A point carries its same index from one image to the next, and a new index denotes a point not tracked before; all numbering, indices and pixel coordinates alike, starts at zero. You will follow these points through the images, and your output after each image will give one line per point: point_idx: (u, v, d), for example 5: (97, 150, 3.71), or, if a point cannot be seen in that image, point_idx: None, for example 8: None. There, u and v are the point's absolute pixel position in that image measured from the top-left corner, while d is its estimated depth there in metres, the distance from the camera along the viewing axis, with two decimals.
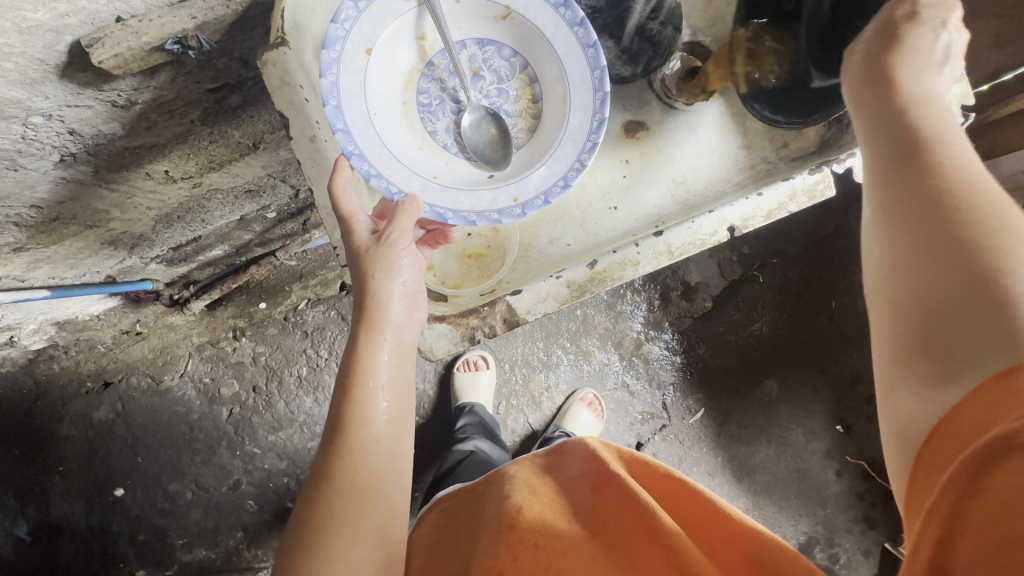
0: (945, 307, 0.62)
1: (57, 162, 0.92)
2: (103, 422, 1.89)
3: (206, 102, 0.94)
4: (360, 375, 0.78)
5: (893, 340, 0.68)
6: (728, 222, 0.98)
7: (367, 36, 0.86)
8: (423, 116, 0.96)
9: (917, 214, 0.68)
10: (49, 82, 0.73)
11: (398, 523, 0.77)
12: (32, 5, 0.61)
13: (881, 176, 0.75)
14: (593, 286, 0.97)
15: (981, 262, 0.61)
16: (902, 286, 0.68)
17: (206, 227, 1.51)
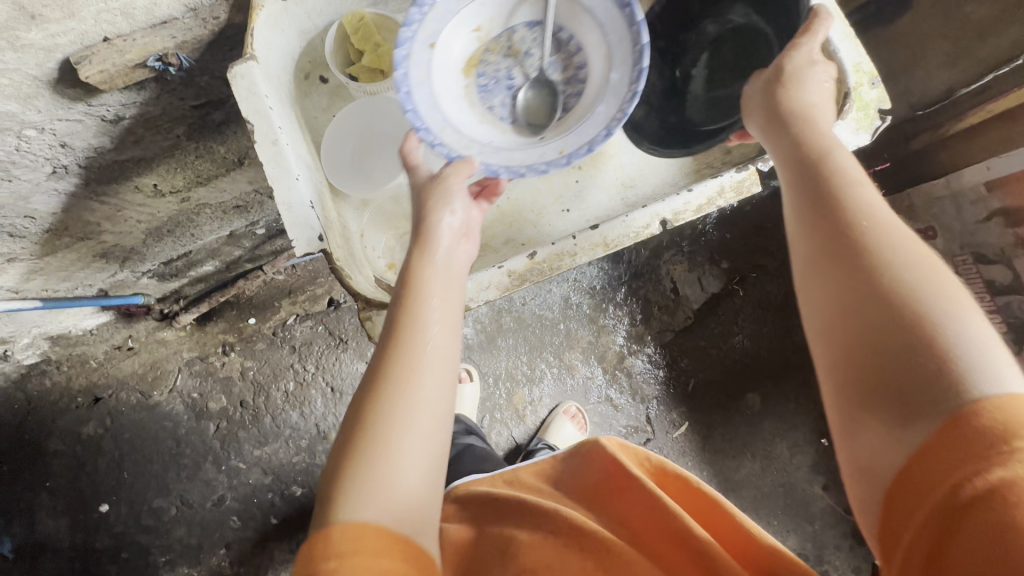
0: (880, 351, 0.60)
1: (50, 174, 0.98)
2: (91, 437, 1.91)
3: (191, 118, 1.01)
4: (420, 286, 0.82)
5: (839, 385, 0.64)
6: (661, 216, 1.00)
7: (431, 31, 0.91)
8: (482, 95, 0.98)
9: (846, 255, 0.66)
10: (41, 97, 0.80)
11: (439, 444, 0.76)
12: (26, 26, 0.68)
13: (802, 215, 0.73)
14: (534, 276, 1.00)
15: (897, 289, 0.61)
16: (839, 327, 0.65)
17: (198, 241, 1.57)
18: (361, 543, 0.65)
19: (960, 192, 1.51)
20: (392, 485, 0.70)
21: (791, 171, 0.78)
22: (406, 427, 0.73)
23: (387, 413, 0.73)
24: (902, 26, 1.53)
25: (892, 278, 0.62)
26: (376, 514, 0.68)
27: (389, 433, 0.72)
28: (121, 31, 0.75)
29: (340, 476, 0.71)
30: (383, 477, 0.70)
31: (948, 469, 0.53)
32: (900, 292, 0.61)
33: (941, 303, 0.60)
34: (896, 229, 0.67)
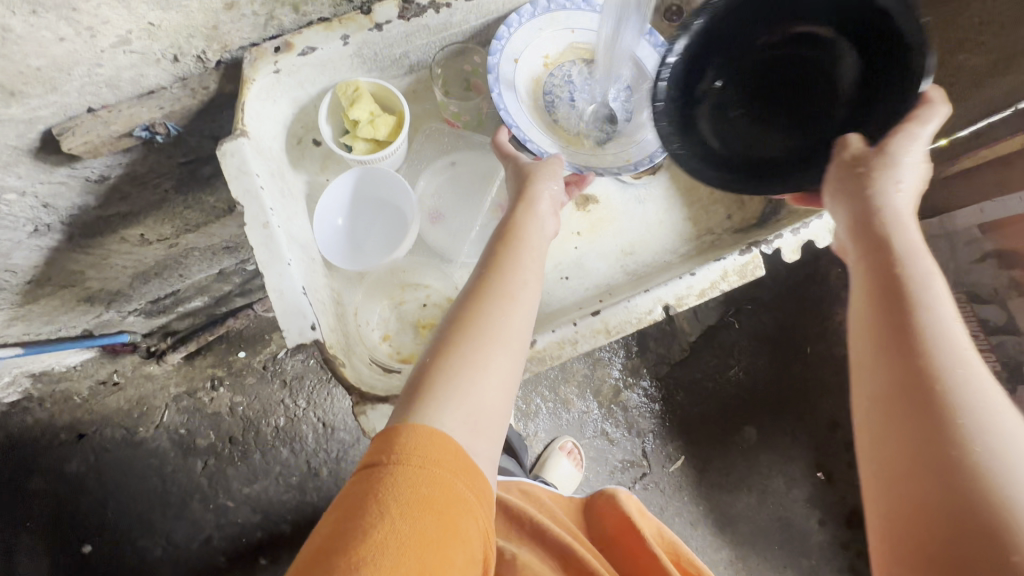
0: (954, 527, 0.53)
1: (31, 232, 0.95)
2: (74, 475, 1.85)
3: (180, 173, 0.98)
4: (516, 239, 0.79)
5: (892, 544, 0.57)
6: (664, 301, 0.90)
7: (516, 48, 0.92)
8: (550, 110, 0.96)
9: (931, 419, 0.57)
10: (22, 164, 0.77)
11: (506, 398, 0.71)
12: (5, 102, 0.65)
13: (884, 356, 0.63)
14: (534, 365, 0.88)
15: (976, 467, 0.54)
16: (908, 495, 0.57)
17: (186, 281, 1.53)
18: (437, 443, 0.62)
19: (955, 233, 1.53)
20: (464, 410, 0.66)
21: (869, 295, 0.68)
22: (487, 366, 0.69)
23: (470, 339, 0.70)
24: None
25: (982, 462, 0.54)
26: (452, 414, 0.65)
27: (472, 358, 0.69)
28: (105, 102, 0.73)
29: (415, 395, 0.66)
30: (458, 402, 0.66)
31: None
32: (991, 479, 0.53)
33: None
34: (998, 405, 0.58)
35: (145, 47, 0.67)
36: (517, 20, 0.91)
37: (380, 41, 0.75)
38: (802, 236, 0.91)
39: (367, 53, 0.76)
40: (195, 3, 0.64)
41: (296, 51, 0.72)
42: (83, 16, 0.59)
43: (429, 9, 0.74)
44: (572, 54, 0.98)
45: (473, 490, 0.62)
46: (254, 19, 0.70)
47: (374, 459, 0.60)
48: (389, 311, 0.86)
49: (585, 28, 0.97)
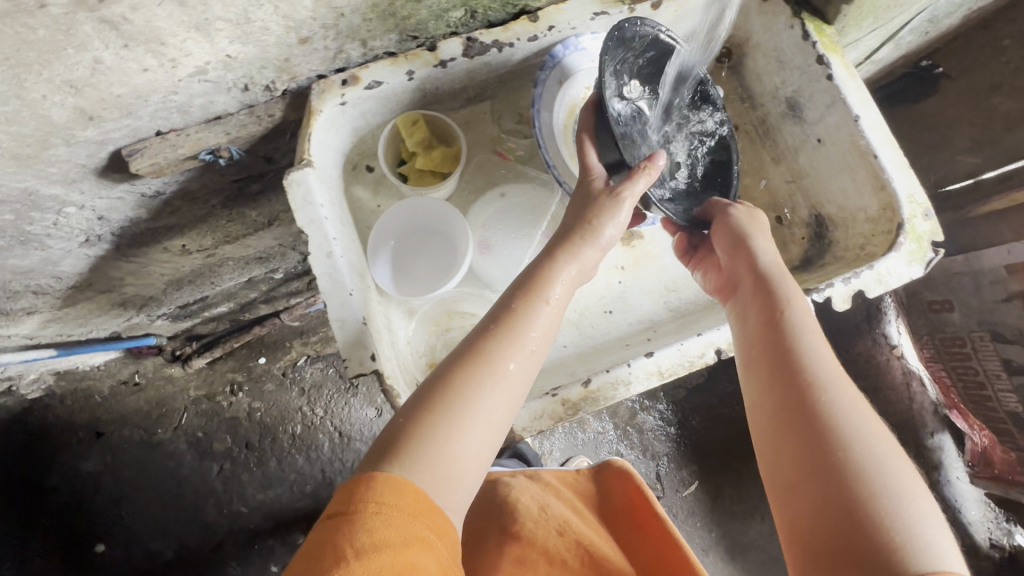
0: (838, 523, 0.58)
1: (82, 242, 0.97)
2: (90, 474, 1.85)
3: (229, 190, 1.00)
4: (539, 281, 0.73)
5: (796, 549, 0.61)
6: (717, 345, 0.85)
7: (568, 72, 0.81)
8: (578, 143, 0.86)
9: (810, 431, 0.64)
10: (86, 181, 0.79)
11: (489, 450, 0.66)
12: (83, 126, 0.67)
13: (770, 380, 0.70)
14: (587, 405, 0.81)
15: (851, 465, 0.60)
16: (801, 500, 0.62)
17: (216, 288, 1.56)
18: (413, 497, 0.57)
19: (980, 272, 1.42)
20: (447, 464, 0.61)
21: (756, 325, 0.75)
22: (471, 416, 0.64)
23: (465, 391, 0.65)
24: (929, 107, 1.54)
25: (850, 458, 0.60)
26: (422, 464, 0.60)
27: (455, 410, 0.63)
28: (174, 125, 0.74)
29: (395, 443, 0.61)
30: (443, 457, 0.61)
31: None
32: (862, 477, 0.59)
33: (898, 487, 0.58)
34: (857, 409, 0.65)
35: (219, 77, 0.69)
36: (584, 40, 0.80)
37: (442, 76, 0.77)
38: (852, 287, 0.73)
39: (428, 87, 0.79)
40: (272, 38, 0.66)
41: (362, 85, 0.73)
42: (169, 50, 0.61)
43: (491, 49, 0.76)
44: None
45: (437, 532, 0.57)
46: (325, 53, 0.72)
47: (338, 508, 0.56)
48: (435, 337, 0.88)
49: None
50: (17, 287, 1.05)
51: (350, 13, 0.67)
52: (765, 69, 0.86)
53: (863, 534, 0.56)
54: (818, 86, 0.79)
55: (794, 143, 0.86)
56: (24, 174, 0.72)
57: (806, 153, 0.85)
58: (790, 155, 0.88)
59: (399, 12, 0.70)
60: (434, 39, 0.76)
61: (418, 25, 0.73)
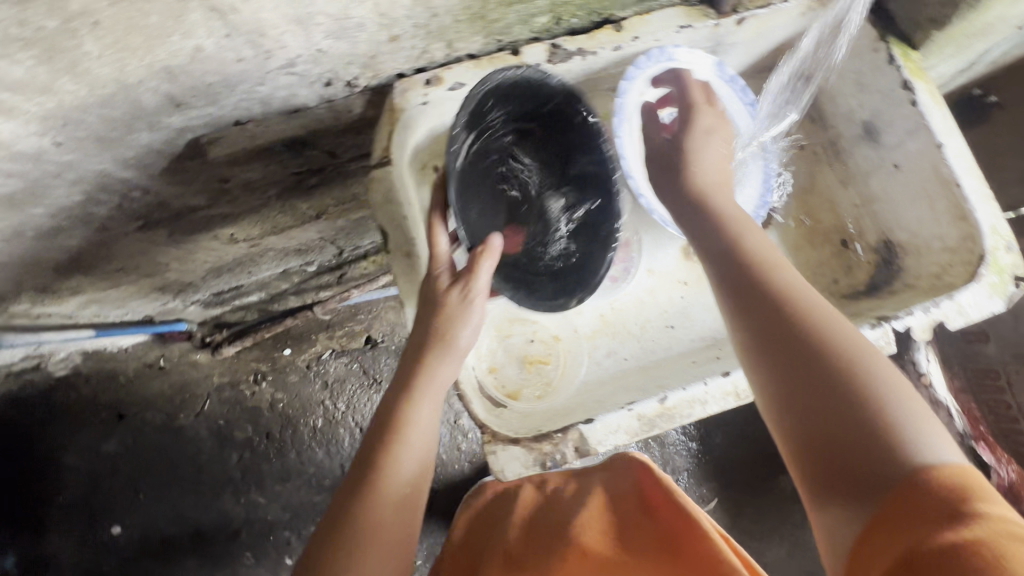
0: (832, 432, 0.58)
1: (139, 227, 0.97)
2: (109, 454, 1.82)
3: (288, 182, 0.99)
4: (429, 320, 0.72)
5: (799, 468, 0.61)
6: None
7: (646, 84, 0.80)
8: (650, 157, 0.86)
9: (790, 353, 0.63)
10: (158, 167, 0.79)
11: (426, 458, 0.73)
12: (169, 113, 0.67)
13: (738, 313, 0.69)
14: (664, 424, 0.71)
15: (829, 373, 0.60)
16: (796, 424, 0.61)
17: (252, 277, 1.55)
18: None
19: None
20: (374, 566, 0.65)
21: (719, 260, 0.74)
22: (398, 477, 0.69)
23: (380, 471, 0.68)
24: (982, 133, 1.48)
25: (840, 370, 0.60)
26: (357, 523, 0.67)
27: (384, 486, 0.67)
28: (254, 115, 0.74)
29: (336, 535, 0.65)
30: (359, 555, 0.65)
31: (900, 538, 0.49)
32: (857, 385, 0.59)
33: (887, 389, 0.58)
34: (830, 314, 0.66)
35: (306, 70, 0.69)
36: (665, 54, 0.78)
37: None
38: (932, 317, 0.72)
39: None
40: (365, 34, 0.66)
41: (446, 86, 0.73)
42: (267, 42, 0.61)
43: (574, 57, 0.75)
44: None
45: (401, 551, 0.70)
46: (411, 51, 0.71)
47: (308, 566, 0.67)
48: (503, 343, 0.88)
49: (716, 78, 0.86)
50: (69, 267, 1.05)
51: (443, 13, 0.66)
52: (842, 90, 0.85)
53: (853, 438, 0.56)
54: (900, 111, 0.78)
55: (866, 167, 0.85)
56: (104, 157, 0.72)
57: (879, 178, 0.84)
58: (860, 180, 0.87)
59: (489, 14, 0.69)
60: (517, 43, 0.76)
61: (504, 29, 0.73)
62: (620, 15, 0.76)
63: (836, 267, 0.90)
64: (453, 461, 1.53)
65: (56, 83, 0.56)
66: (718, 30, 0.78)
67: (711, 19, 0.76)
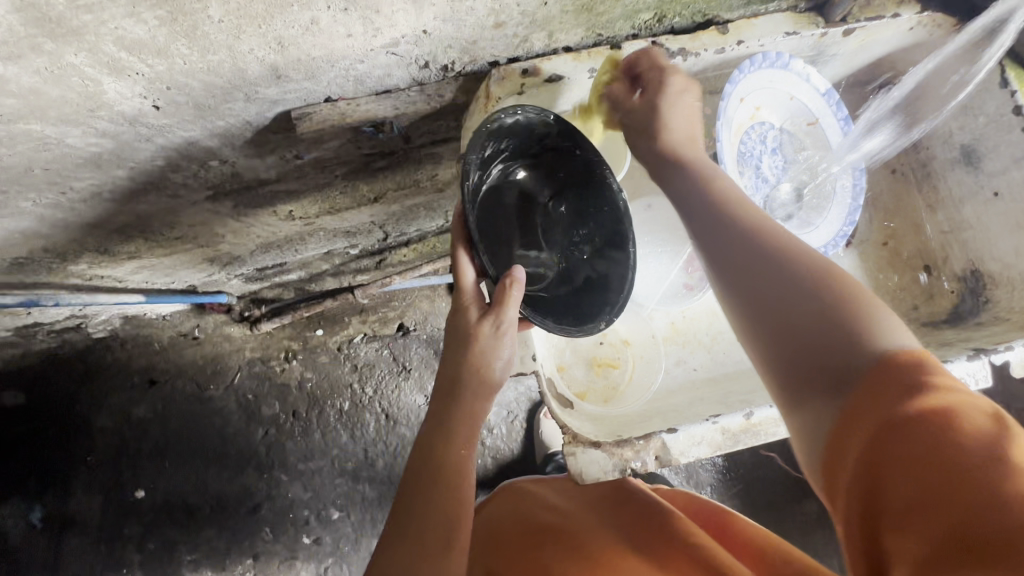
0: (803, 339, 0.58)
1: (207, 197, 0.98)
2: (140, 420, 1.78)
3: (357, 163, 0.99)
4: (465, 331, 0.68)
5: (782, 376, 0.60)
6: None
7: (746, 89, 0.79)
8: (743, 164, 0.83)
9: (761, 264, 0.63)
10: (243, 138, 0.79)
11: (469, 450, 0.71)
12: (268, 84, 0.66)
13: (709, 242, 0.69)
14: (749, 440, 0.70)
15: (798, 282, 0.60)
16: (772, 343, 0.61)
17: (297, 255, 1.56)
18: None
19: None
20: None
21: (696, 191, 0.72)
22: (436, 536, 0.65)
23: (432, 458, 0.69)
24: None
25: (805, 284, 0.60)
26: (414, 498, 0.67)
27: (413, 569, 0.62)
28: (346, 93, 0.73)
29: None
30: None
31: (866, 415, 0.48)
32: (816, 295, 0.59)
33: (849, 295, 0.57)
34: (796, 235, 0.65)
35: (407, 51, 0.68)
36: (766, 62, 0.77)
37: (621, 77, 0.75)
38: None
39: None
40: (472, 18, 0.65)
41: (544, 76, 0.71)
42: (379, 19, 0.60)
43: (676, 56, 0.73)
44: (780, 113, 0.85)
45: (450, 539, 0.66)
46: (511, 40, 0.70)
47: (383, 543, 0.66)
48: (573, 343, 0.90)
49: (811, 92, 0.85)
50: (131, 231, 1.05)
51: (552, 3, 0.65)
52: None
53: (822, 340, 0.56)
54: None
55: None
56: (194, 124, 0.72)
57: (973, 205, 0.89)
58: (950, 206, 0.92)
59: (596, 7, 0.68)
60: (616, 39, 0.74)
61: (607, 23, 0.71)
62: (724, 18, 0.74)
63: (919, 294, 0.94)
64: (479, 455, 1.51)
65: (171, 45, 0.56)
66: (822, 39, 0.77)
67: (819, 26, 0.74)
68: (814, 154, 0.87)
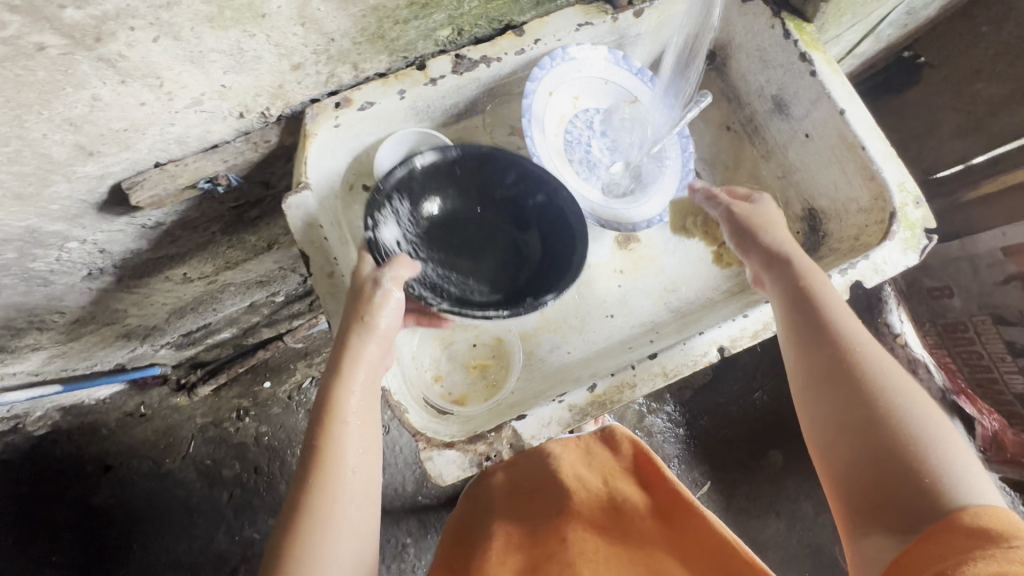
0: (885, 463, 0.56)
1: (85, 276, 0.98)
2: (100, 507, 1.65)
3: (228, 217, 1.01)
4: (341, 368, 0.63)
5: (844, 483, 0.59)
6: (720, 342, 0.73)
7: (556, 80, 0.81)
8: (568, 147, 0.85)
9: (854, 382, 0.62)
10: (88, 215, 0.80)
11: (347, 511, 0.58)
12: (83, 161, 0.68)
13: (801, 346, 0.68)
14: (599, 412, 0.70)
15: (889, 406, 0.59)
16: (847, 454, 0.59)
17: (218, 313, 1.55)
18: None
19: (976, 255, 1.31)
20: None
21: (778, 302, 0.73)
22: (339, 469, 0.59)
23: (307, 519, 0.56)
24: (914, 95, 1.45)
25: (880, 402, 0.59)
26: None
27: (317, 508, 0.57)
28: (172, 156, 0.75)
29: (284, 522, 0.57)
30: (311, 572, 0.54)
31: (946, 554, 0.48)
32: (903, 428, 0.57)
33: (930, 434, 0.57)
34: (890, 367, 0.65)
35: (215, 107, 0.70)
36: (559, 56, 0.80)
37: (434, 93, 0.78)
38: (850, 278, 0.72)
39: (420, 105, 0.79)
40: (266, 66, 0.67)
41: (355, 106, 0.74)
42: (166, 83, 0.62)
43: (480, 65, 0.77)
44: (602, 95, 0.87)
45: None
46: (317, 77, 0.73)
47: None
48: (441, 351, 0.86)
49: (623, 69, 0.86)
50: (21, 324, 1.03)
51: (340, 38, 0.68)
52: (749, 68, 0.88)
53: (904, 469, 0.55)
54: (802, 82, 0.81)
55: (782, 140, 0.88)
56: (27, 214, 0.72)
57: (795, 148, 0.86)
58: (779, 153, 0.89)
59: (387, 34, 0.71)
60: (423, 58, 0.78)
61: (407, 46, 0.75)
62: (520, 21, 0.79)
63: None
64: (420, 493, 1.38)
65: None
66: (618, 24, 0.81)
67: (608, 13, 0.79)
68: (641, 125, 0.89)
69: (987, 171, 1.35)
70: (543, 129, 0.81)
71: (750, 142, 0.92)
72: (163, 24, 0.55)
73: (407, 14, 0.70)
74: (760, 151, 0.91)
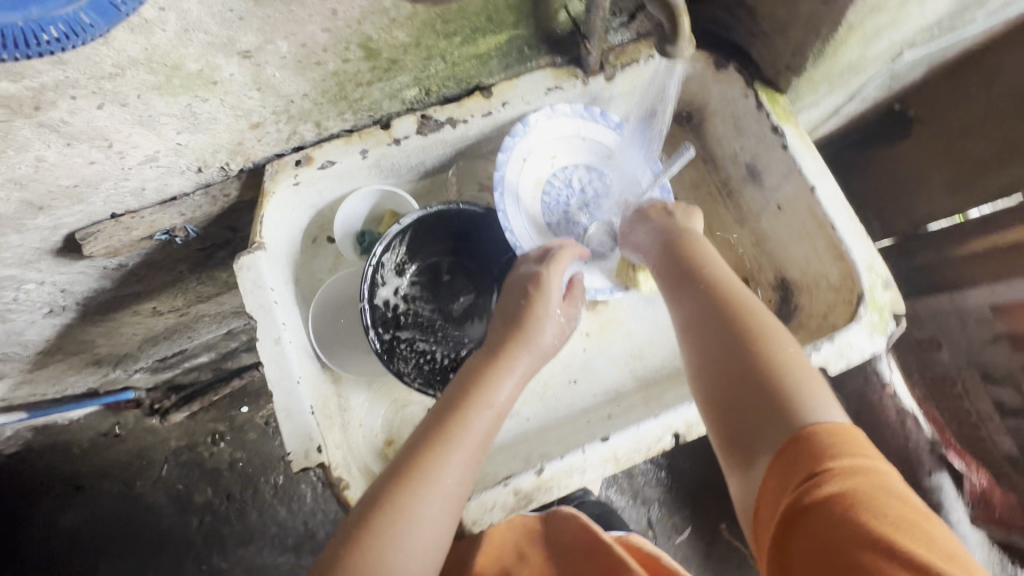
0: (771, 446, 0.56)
1: (46, 313, 0.96)
2: (67, 532, 1.55)
3: (196, 257, 0.99)
4: (497, 365, 0.68)
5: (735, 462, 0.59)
6: (673, 428, 0.71)
7: (530, 146, 0.82)
8: (546, 209, 0.86)
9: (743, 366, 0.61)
10: (43, 260, 0.78)
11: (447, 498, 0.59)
12: (32, 215, 0.67)
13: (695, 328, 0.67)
14: (544, 496, 0.68)
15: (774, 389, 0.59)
16: (737, 434, 0.59)
17: (194, 340, 1.52)
18: None
19: (966, 312, 1.29)
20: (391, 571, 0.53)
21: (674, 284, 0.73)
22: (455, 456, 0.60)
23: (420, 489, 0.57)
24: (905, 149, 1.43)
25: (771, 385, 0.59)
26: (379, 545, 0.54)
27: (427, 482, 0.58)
28: (128, 208, 0.74)
29: (395, 483, 0.58)
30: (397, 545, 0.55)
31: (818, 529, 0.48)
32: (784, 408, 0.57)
33: (815, 407, 0.57)
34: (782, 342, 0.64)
35: (172, 163, 0.69)
36: (534, 122, 0.79)
37: (398, 153, 0.77)
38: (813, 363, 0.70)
39: (384, 164, 0.78)
40: (223, 126, 0.66)
41: (316, 165, 0.73)
42: (116, 144, 0.61)
43: (445, 126, 0.76)
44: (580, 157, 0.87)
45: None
46: (278, 135, 0.72)
47: None
48: (397, 414, 0.82)
49: (600, 132, 0.84)
50: None
51: (300, 100, 0.67)
52: (723, 133, 0.87)
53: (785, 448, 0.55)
54: (773, 154, 0.79)
55: (755, 207, 0.86)
56: None
57: (766, 218, 0.85)
58: (752, 220, 0.88)
59: (351, 95, 0.70)
60: (390, 116, 0.76)
61: (373, 105, 0.73)
62: (489, 83, 0.78)
63: None
64: None
65: None
66: (588, 88, 0.80)
67: (579, 78, 0.78)
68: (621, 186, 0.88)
69: (974, 228, 1.30)
70: (514, 198, 0.81)
71: (724, 207, 0.91)
72: (107, 92, 0.54)
73: (370, 77, 0.69)
74: (734, 216, 0.90)
